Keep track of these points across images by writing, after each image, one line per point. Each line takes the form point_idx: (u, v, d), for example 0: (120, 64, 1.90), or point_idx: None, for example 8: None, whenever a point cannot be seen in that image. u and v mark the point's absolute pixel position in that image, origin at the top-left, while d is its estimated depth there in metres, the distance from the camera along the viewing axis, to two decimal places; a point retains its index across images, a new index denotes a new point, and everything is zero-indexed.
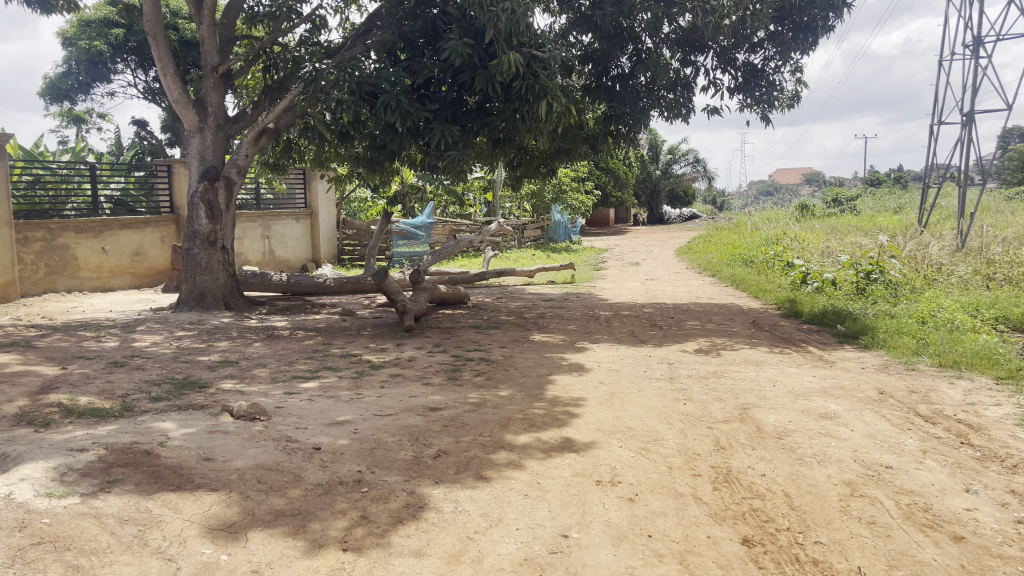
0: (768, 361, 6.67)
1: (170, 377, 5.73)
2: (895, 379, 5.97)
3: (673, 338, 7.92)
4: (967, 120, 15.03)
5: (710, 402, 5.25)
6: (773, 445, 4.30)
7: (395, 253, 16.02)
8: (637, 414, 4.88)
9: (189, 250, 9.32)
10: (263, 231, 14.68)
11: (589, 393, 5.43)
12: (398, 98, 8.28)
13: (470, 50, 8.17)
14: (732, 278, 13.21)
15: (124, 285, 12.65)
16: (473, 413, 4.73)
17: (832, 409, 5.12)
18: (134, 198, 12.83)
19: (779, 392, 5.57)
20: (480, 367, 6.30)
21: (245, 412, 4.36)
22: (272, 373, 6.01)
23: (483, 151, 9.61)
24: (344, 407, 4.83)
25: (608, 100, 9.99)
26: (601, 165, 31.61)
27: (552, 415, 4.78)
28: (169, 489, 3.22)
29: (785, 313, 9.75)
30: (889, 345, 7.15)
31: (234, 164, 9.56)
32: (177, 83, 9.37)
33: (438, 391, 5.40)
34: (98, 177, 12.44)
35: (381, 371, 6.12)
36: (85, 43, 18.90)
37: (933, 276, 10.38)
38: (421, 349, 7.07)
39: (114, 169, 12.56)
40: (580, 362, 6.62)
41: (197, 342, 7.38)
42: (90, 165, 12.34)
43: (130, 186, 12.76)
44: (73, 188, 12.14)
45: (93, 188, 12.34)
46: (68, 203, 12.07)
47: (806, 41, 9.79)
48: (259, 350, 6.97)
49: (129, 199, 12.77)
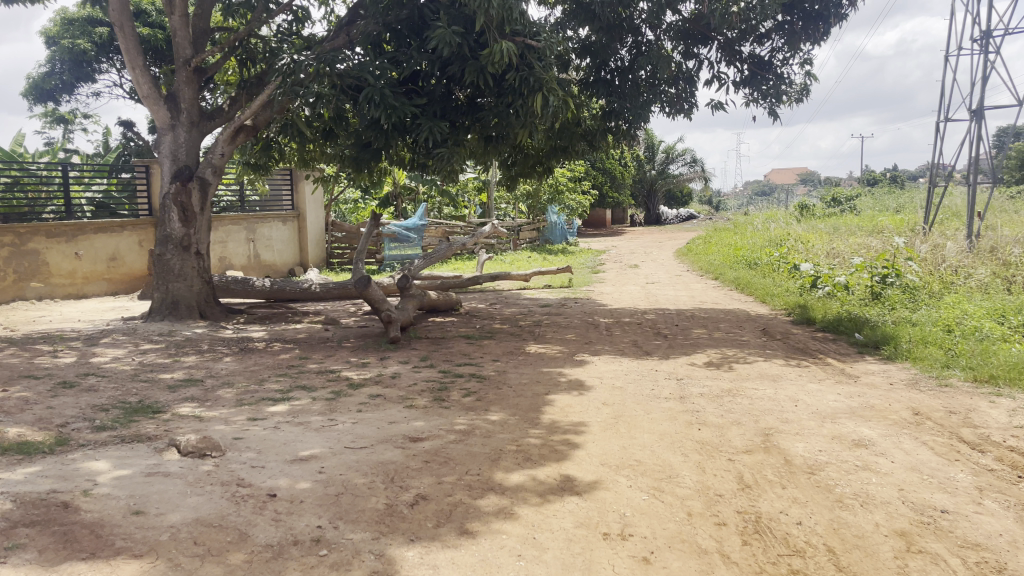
0: (786, 376, 6.08)
1: (123, 400, 5.12)
2: (928, 397, 5.39)
3: (679, 349, 7.32)
4: (977, 115, 14.60)
5: (728, 426, 4.67)
6: (805, 483, 3.72)
7: (386, 256, 15.36)
8: (646, 443, 4.30)
9: (161, 257, 8.72)
10: (248, 235, 14.09)
11: (590, 417, 4.83)
12: (382, 92, 7.68)
13: (459, 39, 7.55)
14: (738, 281, 12.66)
15: (100, 291, 12.01)
16: (459, 444, 4.14)
17: (866, 435, 4.53)
18: (116, 201, 12.28)
19: (803, 413, 5.00)
20: (470, 386, 5.70)
21: (194, 449, 3.76)
22: (239, 394, 5.40)
23: (475, 150, 9.03)
24: (312, 437, 4.23)
25: (606, 94, 9.42)
26: (598, 164, 31.08)
27: (551, 445, 4.19)
28: (80, 558, 2.61)
29: (795, 319, 9.18)
30: (916, 357, 6.58)
31: (209, 164, 8.95)
32: (147, 77, 8.77)
33: (421, 415, 4.80)
34: (77, 179, 11.87)
35: (360, 391, 5.51)
36: (68, 42, 18.26)
37: (951, 278, 9.82)
38: (406, 364, 6.45)
39: (95, 170, 12.00)
40: (580, 378, 6.02)
41: (162, 357, 6.76)
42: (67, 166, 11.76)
43: (112, 188, 12.18)
44: (52, 191, 11.56)
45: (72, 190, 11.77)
46: (47, 206, 11.51)
47: (818, 31, 9.18)
48: (228, 366, 6.35)
49: (111, 202, 12.21)
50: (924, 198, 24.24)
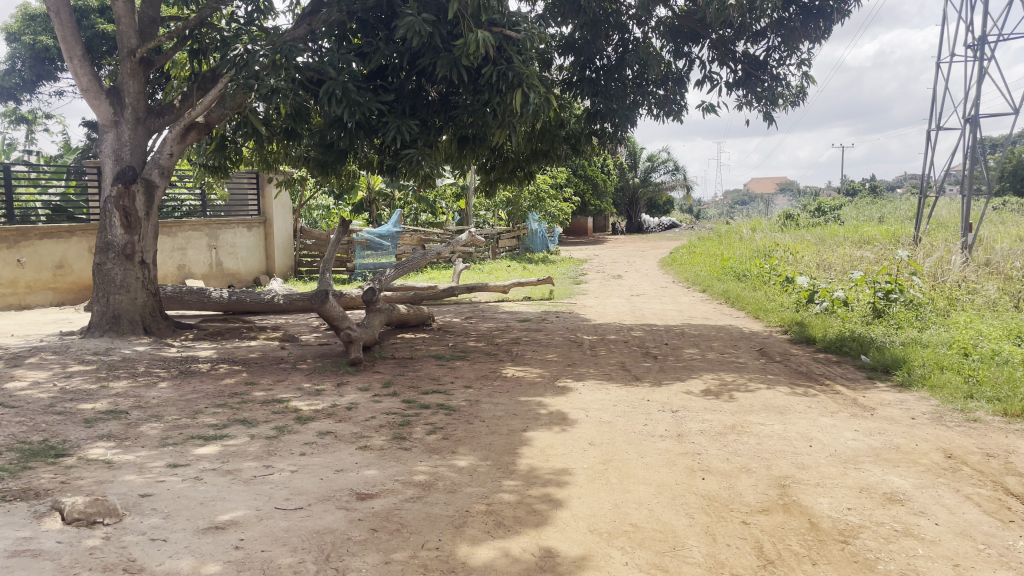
0: (794, 409, 5.38)
1: (23, 440, 4.32)
2: (959, 436, 4.73)
3: (671, 373, 6.60)
4: (970, 122, 14.16)
5: (736, 474, 3.98)
6: (839, 556, 3.04)
7: (358, 265, 14.70)
8: (642, 498, 3.59)
9: (100, 266, 7.90)
10: (210, 241, 13.27)
11: (575, 462, 4.11)
12: (345, 86, 6.94)
13: (431, 28, 6.83)
14: (727, 294, 12.07)
15: (45, 301, 11.11)
16: (417, 502, 3.41)
17: (898, 486, 3.85)
18: (74, 205, 11.62)
19: (820, 457, 4.32)
20: (436, 419, 4.97)
21: (80, 515, 3.01)
22: (165, 431, 4.62)
23: (450, 152, 8.32)
24: (237, 493, 3.47)
25: (591, 95, 8.66)
26: (579, 171, 30.44)
27: (528, 504, 3.45)
28: None
29: (794, 337, 8.56)
30: (934, 385, 5.95)
31: (157, 164, 8.16)
32: (87, 68, 7.97)
33: (376, 461, 4.05)
34: (36, 180, 11.16)
35: (308, 426, 4.77)
36: (29, 39, 17.32)
37: (957, 292, 9.20)
38: (366, 392, 5.69)
39: (53, 172, 11.27)
40: (563, 409, 5.29)
41: (88, 382, 5.94)
42: (26, 167, 11.06)
43: (70, 191, 11.54)
44: (8, 193, 10.82)
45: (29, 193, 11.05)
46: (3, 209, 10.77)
47: (818, 30, 8.55)
48: (161, 394, 5.55)
49: (68, 206, 11.54)
50: (912, 209, 23.75)
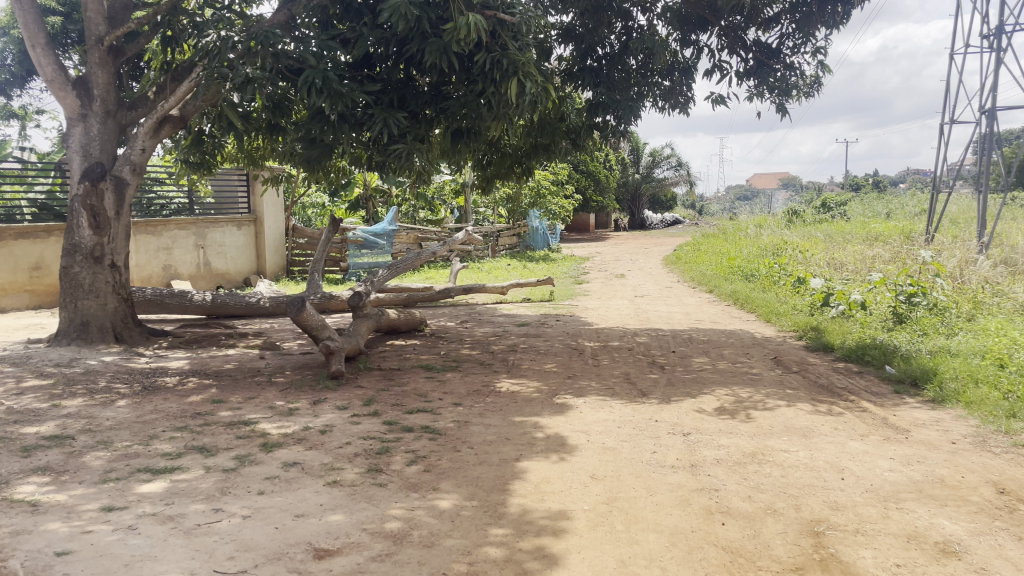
0: (818, 431, 4.82)
1: None
2: (1010, 466, 4.17)
3: (681, 388, 6.04)
4: (989, 114, 13.49)
5: (761, 517, 3.43)
6: None
7: (352, 265, 14.17)
8: (654, 552, 3.04)
9: (68, 270, 7.36)
10: (197, 241, 12.73)
11: (575, 502, 3.57)
12: (326, 74, 6.37)
13: (418, 12, 6.27)
14: (736, 295, 11.52)
15: (20, 305, 10.55)
16: (384, 562, 2.86)
17: (950, 534, 3.30)
18: (59, 202, 11.07)
19: (856, 493, 3.77)
20: (419, 446, 4.42)
21: None
22: (110, 462, 4.08)
23: (441, 147, 7.76)
24: (175, 548, 2.94)
25: (593, 84, 8.07)
26: (580, 166, 29.89)
27: (518, 563, 2.91)
28: None
29: (810, 344, 7.98)
30: (971, 402, 5.37)
31: (127, 160, 7.56)
32: (51, 57, 7.44)
33: (345, 502, 3.51)
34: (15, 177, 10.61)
35: (274, 455, 4.22)
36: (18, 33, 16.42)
37: (984, 295, 8.62)
38: (344, 412, 5.15)
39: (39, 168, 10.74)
40: (562, 433, 4.74)
41: (41, 400, 5.39)
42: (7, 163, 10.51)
43: (56, 189, 10.98)
44: None
45: (9, 190, 10.49)
46: None
47: (836, 14, 7.95)
48: (118, 415, 5.01)
49: (55, 204, 11.00)
50: (921, 204, 23.20)
